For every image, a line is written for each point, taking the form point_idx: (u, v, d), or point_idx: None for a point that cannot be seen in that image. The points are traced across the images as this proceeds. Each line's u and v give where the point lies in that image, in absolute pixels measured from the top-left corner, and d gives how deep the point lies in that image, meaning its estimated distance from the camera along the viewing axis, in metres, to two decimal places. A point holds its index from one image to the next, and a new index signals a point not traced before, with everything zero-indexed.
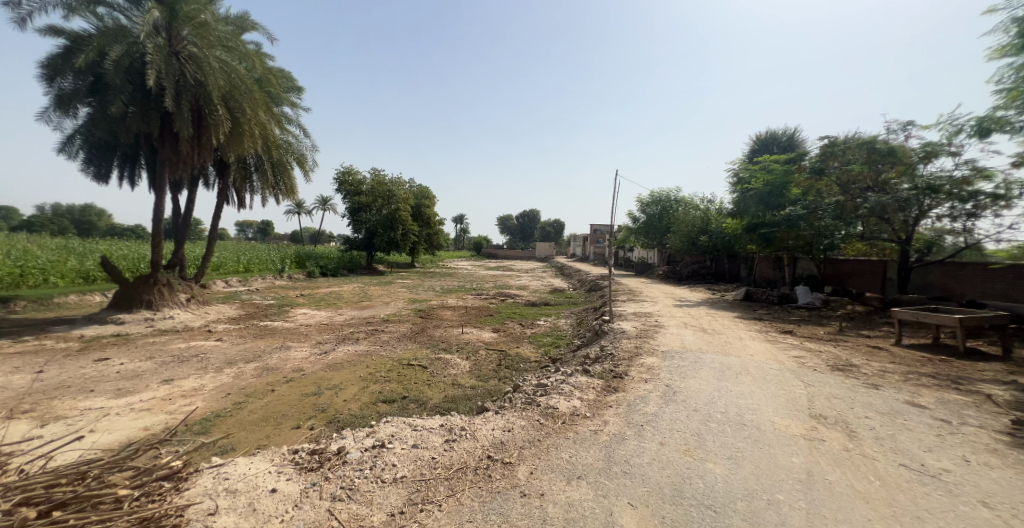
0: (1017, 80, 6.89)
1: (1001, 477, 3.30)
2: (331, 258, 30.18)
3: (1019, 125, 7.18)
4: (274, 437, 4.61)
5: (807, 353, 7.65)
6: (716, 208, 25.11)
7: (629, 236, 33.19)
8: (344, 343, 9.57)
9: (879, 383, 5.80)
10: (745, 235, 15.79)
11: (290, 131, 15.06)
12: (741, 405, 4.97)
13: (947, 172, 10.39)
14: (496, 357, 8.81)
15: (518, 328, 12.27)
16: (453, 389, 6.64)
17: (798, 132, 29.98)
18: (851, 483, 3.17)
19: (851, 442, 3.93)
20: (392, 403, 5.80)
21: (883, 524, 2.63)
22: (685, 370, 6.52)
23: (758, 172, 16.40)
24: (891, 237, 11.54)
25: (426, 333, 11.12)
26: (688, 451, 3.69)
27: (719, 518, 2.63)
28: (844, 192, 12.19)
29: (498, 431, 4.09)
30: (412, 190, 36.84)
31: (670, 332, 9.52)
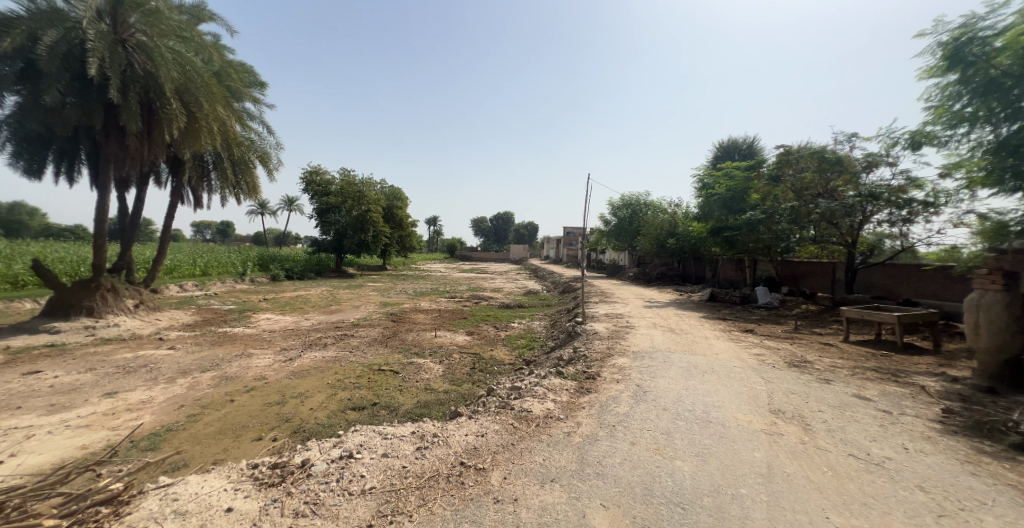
0: (942, 98, 7.55)
1: (934, 462, 3.58)
2: (298, 260, 29.06)
3: (945, 139, 7.86)
4: (232, 451, 4.37)
5: (766, 350, 8.06)
6: (683, 211, 26.05)
7: (601, 239, 33.90)
8: (311, 349, 9.21)
9: (830, 378, 6.18)
10: (710, 238, 16.45)
11: (253, 128, 14.40)
12: (707, 402, 5.15)
13: (886, 181, 11.26)
14: (470, 361, 8.72)
15: (492, 331, 12.21)
16: (426, 394, 6.53)
17: (757, 140, 31.66)
18: (806, 475, 3.34)
19: (807, 435, 4.15)
20: (362, 411, 5.63)
21: (835, 512, 2.79)
22: (654, 369, 6.70)
23: (721, 178, 17.23)
24: (840, 241, 12.39)
25: (398, 337, 10.89)
26: (658, 450, 3.78)
27: (687, 515, 2.71)
28: (798, 198, 12.90)
29: (472, 437, 4.04)
30: (383, 191, 36.05)
31: (641, 333, 9.77)
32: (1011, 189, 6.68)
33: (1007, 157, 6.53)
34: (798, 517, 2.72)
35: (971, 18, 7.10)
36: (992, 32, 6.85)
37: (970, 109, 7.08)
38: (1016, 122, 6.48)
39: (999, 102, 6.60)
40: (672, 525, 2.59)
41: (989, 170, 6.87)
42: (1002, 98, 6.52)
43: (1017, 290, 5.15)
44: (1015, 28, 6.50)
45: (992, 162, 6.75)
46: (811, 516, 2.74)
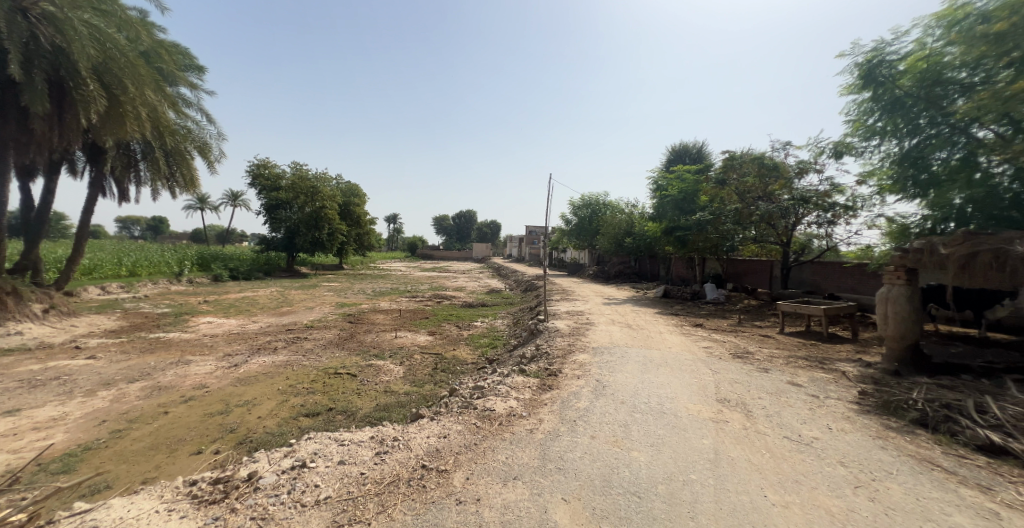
0: (858, 113, 8.42)
1: (852, 440, 4.00)
2: (244, 260, 27.18)
3: (861, 150, 8.78)
4: (166, 468, 4.01)
5: (713, 343, 8.61)
6: (639, 211, 27.14)
7: (563, 238, 34.62)
8: (259, 354, 8.65)
9: (768, 367, 6.72)
10: (663, 237, 17.26)
11: (189, 116, 13.31)
12: (661, 394, 5.42)
13: (815, 186, 12.38)
14: (431, 361, 8.58)
15: (454, 330, 12.08)
16: (386, 396, 6.37)
17: (706, 145, 33.66)
18: (749, 458, 3.60)
19: (749, 421, 4.48)
20: (316, 417, 5.38)
21: (773, 491, 3.04)
22: (613, 364, 6.94)
23: (673, 180, 18.15)
24: (777, 241, 13.48)
25: (356, 338, 10.50)
26: (616, 442, 3.94)
27: (643, 503, 2.83)
28: (741, 200, 13.84)
29: (433, 439, 3.97)
30: (339, 187, 34.58)
31: (600, 329, 10.09)
32: (912, 196, 7.71)
33: (909, 167, 7.54)
34: (740, 497, 2.93)
35: (880, 43, 7.96)
36: (897, 56, 7.71)
37: (880, 123, 7.95)
38: (916, 138, 7.45)
39: (903, 119, 7.46)
40: (629, 513, 2.71)
41: (895, 179, 7.85)
42: (906, 116, 7.40)
43: (915, 284, 5.88)
44: (915, 54, 7.38)
45: (898, 171, 7.73)
46: (752, 496, 2.96)
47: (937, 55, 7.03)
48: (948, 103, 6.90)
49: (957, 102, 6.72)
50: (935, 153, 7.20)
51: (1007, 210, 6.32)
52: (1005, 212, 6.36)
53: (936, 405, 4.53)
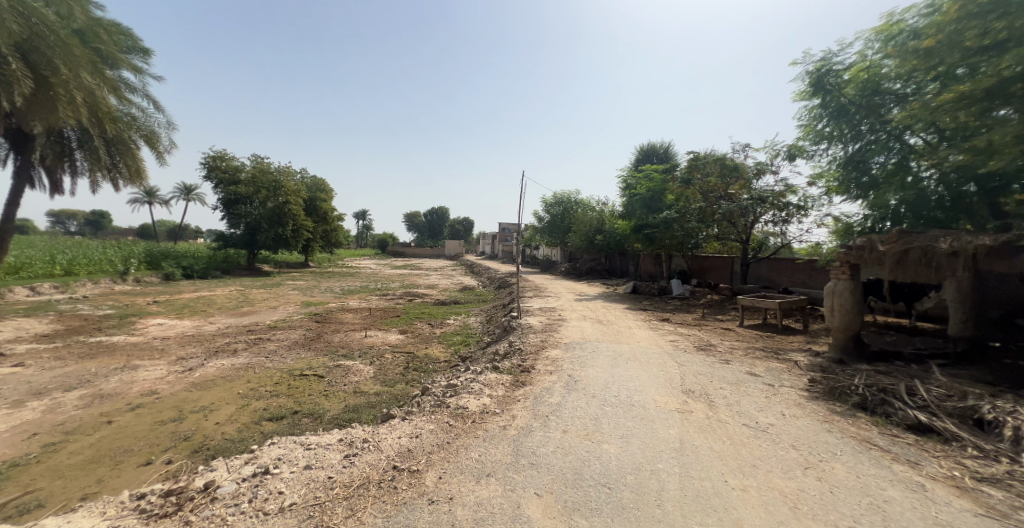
0: (808, 118, 8.97)
1: (803, 424, 4.29)
2: (199, 257, 25.63)
3: (811, 153, 9.37)
4: (109, 482, 3.74)
5: (679, 337, 8.95)
6: (609, 209, 27.73)
7: (535, 235, 34.85)
8: (217, 357, 8.22)
9: (729, 358, 7.07)
10: (632, 235, 17.75)
11: (134, 102, 12.34)
12: (630, 388, 5.59)
13: (771, 187, 13.10)
14: (403, 361, 8.43)
15: (426, 328, 11.93)
16: (355, 397, 6.22)
17: (672, 145, 34.71)
18: (711, 446, 3.78)
19: (711, 411, 4.71)
20: (280, 421, 5.18)
21: (733, 475, 3.21)
22: (585, 359, 7.09)
23: (641, 179, 18.66)
24: (737, 238, 14.17)
25: (324, 338, 10.17)
26: (587, 435, 4.04)
27: (612, 493, 2.93)
28: (705, 199, 14.43)
29: (405, 439, 3.92)
30: (304, 182, 33.24)
31: (571, 325, 10.26)
32: (854, 197, 8.33)
33: (852, 171, 8.14)
34: (703, 484, 3.07)
35: (827, 54, 8.50)
36: (841, 66, 8.25)
37: (827, 129, 8.51)
38: (858, 143, 8.04)
39: (847, 126, 8.02)
40: (599, 503, 2.79)
41: (840, 181, 8.45)
42: (849, 122, 7.96)
43: (857, 279, 6.35)
44: (857, 65, 7.94)
45: (843, 174, 8.32)
46: (713, 481, 3.12)
47: (876, 67, 7.59)
48: (885, 111, 7.48)
49: (893, 111, 7.29)
50: (874, 158, 7.80)
51: (933, 210, 6.95)
52: (932, 212, 7.00)
53: (874, 389, 4.92)
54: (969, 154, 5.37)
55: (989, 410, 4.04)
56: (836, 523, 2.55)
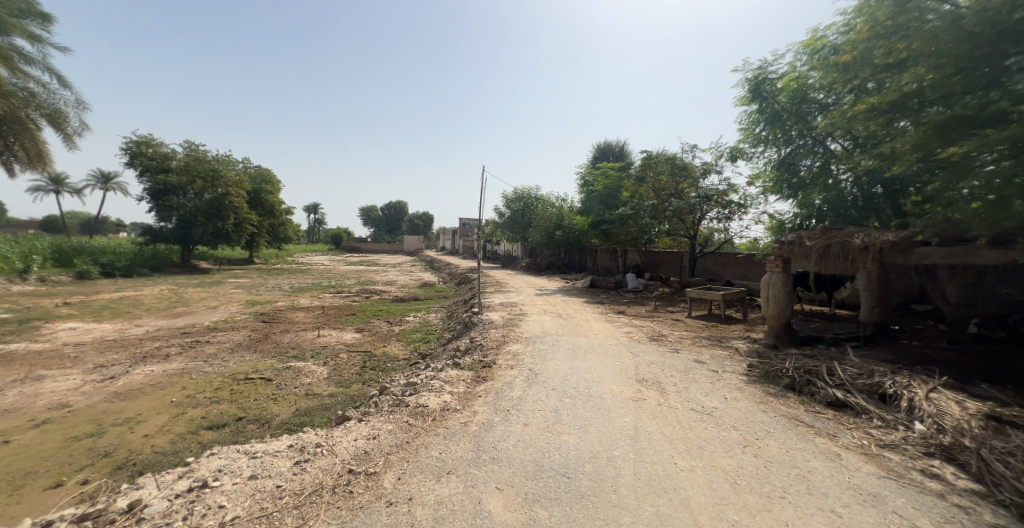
0: (747, 123, 9.65)
1: (742, 406, 4.66)
2: (122, 253, 23.11)
3: (750, 155, 10.09)
4: (9, 509, 3.30)
5: (634, 328, 9.37)
6: (568, 205, 28.27)
7: (496, 230, 34.84)
8: (146, 363, 7.49)
9: (679, 348, 7.50)
10: (590, 230, 18.21)
11: (32, 75, 10.83)
12: (588, 379, 5.77)
13: (716, 186, 13.98)
14: (359, 360, 8.14)
15: (384, 326, 11.59)
16: (308, 400, 5.94)
17: (627, 144, 35.89)
18: (663, 431, 3.99)
19: (663, 398, 4.98)
20: (222, 429, 4.84)
21: (682, 457, 3.42)
22: (545, 353, 7.23)
23: (599, 176, 19.18)
24: (686, 234, 15.02)
25: (271, 339, 9.58)
26: (547, 427, 4.13)
27: (571, 483, 3.02)
28: (657, 197, 15.10)
29: (361, 442, 3.79)
30: (247, 172, 30.91)
31: (531, 319, 10.40)
32: (786, 196, 9.11)
33: (784, 173, 8.88)
34: (654, 467, 3.25)
35: (763, 64, 9.17)
36: (775, 75, 8.94)
37: (762, 133, 9.21)
38: (789, 147, 8.78)
39: (780, 131, 8.73)
40: (558, 493, 2.87)
41: (774, 181, 9.20)
42: (781, 127, 8.66)
43: (789, 272, 6.95)
44: (788, 75, 8.64)
45: (776, 175, 9.05)
46: (664, 464, 3.31)
47: (803, 78, 8.29)
48: (810, 119, 8.22)
49: (817, 119, 8.02)
50: (801, 161, 8.55)
51: (850, 209, 7.76)
52: (849, 211, 7.81)
53: (802, 371, 5.43)
54: (877, 160, 6.02)
55: (893, 385, 4.58)
56: (770, 494, 2.79)
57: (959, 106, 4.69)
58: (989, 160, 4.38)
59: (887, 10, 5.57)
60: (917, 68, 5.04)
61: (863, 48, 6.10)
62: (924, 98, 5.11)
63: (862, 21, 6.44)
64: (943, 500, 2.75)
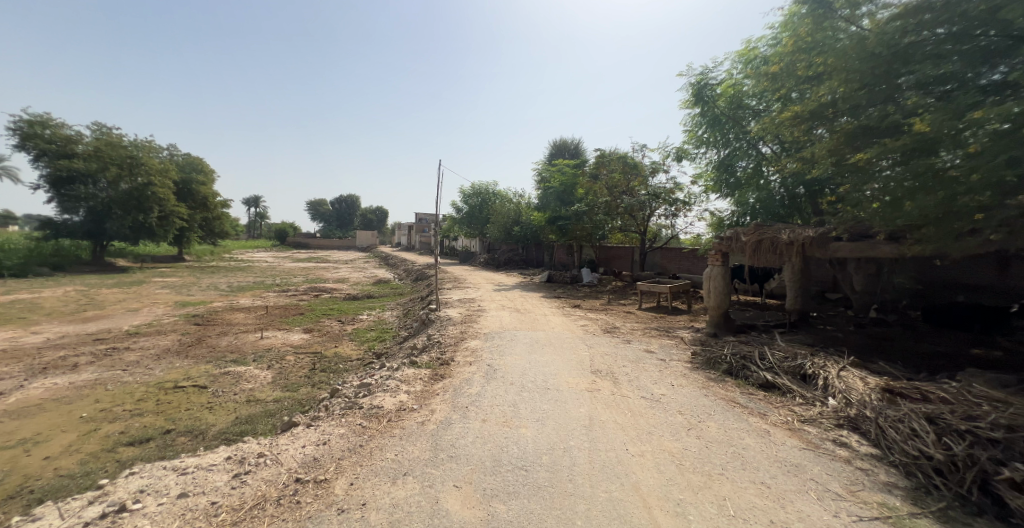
0: (691, 125, 10.24)
1: (687, 392, 4.96)
2: (17, 250, 20.12)
3: (693, 156, 10.72)
4: None
5: (589, 321, 9.67)
6: (526, 201, 28.51)
7: (454, 225, 34.39)
8: (49, 375, 6.59)
9: (630, 338, 7.85)
10: (547, 226, 18.48)
11: None
12: (545, 372, 5.87)
13: (664, 184, 14.74)
14: (308, 362, 7.70)
15: (335, 325, 11.07)
16: (251, 407, 5.55)
17: (582, 142, 36.87)
18: (616, 419, 4.16)
19: (616, 388, 5.18)
20: (147, 444, 4.38)
21: (633, 443, 3.58)
22: (504, 348, 7.26)
23: (555, 173, 19.50)
24: (637, 230, 15.71)
25: (205, 343, 8.80)
26: (506, 422, 4.15)
27: (529, 475, 3.06)
28: (611, 194, 15.64)
29: (310, 448, 3.59)
30: (174, 160, 28.03)
31: (490, 315, 10.40)
32: (725, 195, 9.79)
33: (723, 173, 9.54)
34: (608, 455, 3.37)
35: (704, 70, 9.76)
36: (715, 81, 9.56)
37: (704, 136, 9.82)
38: (727, 149, 9.44)
39: (719, 134, 9.36)
40: (516, 487, 2.89)
41: (715, 180, 9.85)
42: (721, 131, 9.30)
43: (727, 265, 7.50)
44: (726, 82, 9.27)
45: (716, 176, 9.70)
46: (617, 451, 3.45)
47: (738, 85, 8.94)
48: (745, 123, 8.89)
49: (751, 124, 8.70)
50: (738, 162, 9.23)
51: (778, 208, 8.51)
52: (777, 209, 8.56)
53: (739, 357, 5.88)
54: (800, 163, 6.63)
55: (812, 366, 5.10)
56: (710, 472, 3.01)
57: (865, 117, 5.27)
58: (887, 166, 4.98)
59: (807, 27, 6.24)
60: (831, 81, 5.56)
61: (789, 60, 6.67)
62: (837, 109, 5.69)
63: (788, 35, 7.04)
64: (849, 465, 3.12)
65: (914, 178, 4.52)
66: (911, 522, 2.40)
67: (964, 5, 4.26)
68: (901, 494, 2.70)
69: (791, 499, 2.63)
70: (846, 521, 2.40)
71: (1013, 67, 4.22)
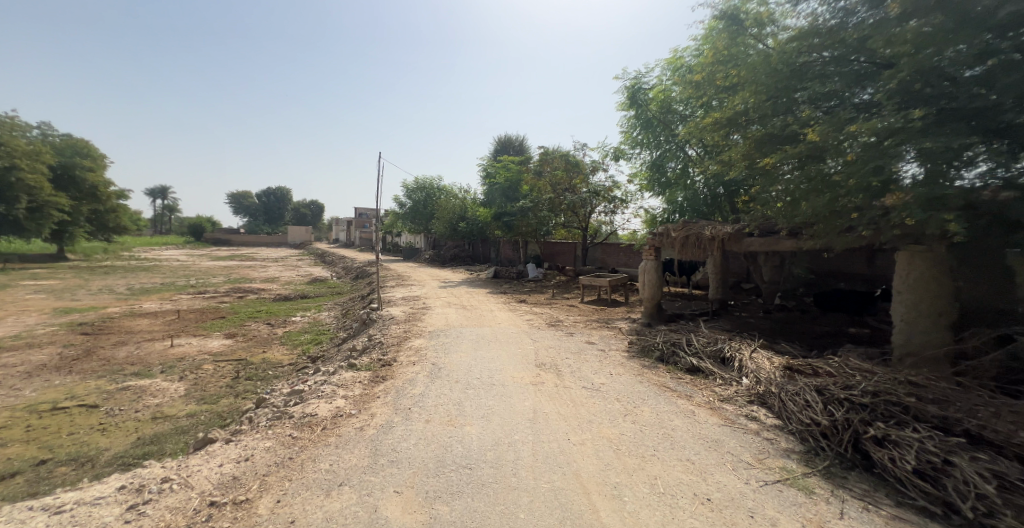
0: (627, 126, 10.76)
1: (624, 379, 5.23)
2: None
3: (630, 156, 11.31)
4: None
5: (534, 316, 9.84)
6: (471, 197, 28.28)
7: (397, 221, 33.16)
8: None
9: (573, 331, 8.11)
10: (493, 222, 18.45)
11: None
12: (491, 368, 5.85)
13: (603, 182, 15.42)
14: (229, 371, 6.95)
15: (264, 329, 10.17)
16: (158, 424, 4.89)
17: (526, 138, 37.41)
18: (558, 410, 4.26)
19: (559, 379, 5.31)
20: (12, 479, 3.65)
21: (575, 433, 3.69)
22: (449, 346, 7.14)
23: (500, 168, 19.54)
24: (579, 226, 16.27)
25: (97, 355, 7.60)
26: (450, 421, 4.07)
27: (473, 473, 3.02)
28: (554, 191, 16.03)
29: (229, 467, 3.24)
30: (48, 141, 23.75)
31: (436, 312, 10.18)
32: (657, 193, 10.44)
33: (655, 173, 10.16)
34: (551, 445, 3.45)
35: (638, 75, 10.31)
36: (647, 86, 10.13)
37: (638, 137, 10.38)
38: (659, 150, 10.07)
39: (652, 136, 9.95)
40: (459, 486, 2.84)
41: (648, 180, 10.46)
42: (653, 133, 9.90)
43: (659, 259, 8.03)
44: (657, 87, 9.87)
45: (650, 175, 10.30)
46: (559, 441, 3.53)
47: (667, 91, 9.57)
48: (674, 127, 9.56)
49: (679, 128, 9.38)
50: (668, 163, 9.89)
51: (702, 206, 9.28)
52: (702, 208, 9.33)
53: (670, 344, 6.31)
54: (720, 165, 7.26)
55: (730, 349, 5.63)
56: (644, 453, 3.20)
57: (770, 125, 5.91)
58: (787, 171, 5.62)
59: (724, 41, 6.88)
60: (744, 92, 6.18)
61: (709, 70, 7.24)
62: (749, 117, 6.32)
63: (708, 48, 7.65)
64: (759, 436, 3.48)
65: (808, 182, 5.15)
66: (805, 482, 2.73)
67: (843, 32, 4.93)
68: (798, 458, 3.08)
69: (711, 472, 2.87)
70: (754, 486, 2.67)
71: (878, 89, 4.92)
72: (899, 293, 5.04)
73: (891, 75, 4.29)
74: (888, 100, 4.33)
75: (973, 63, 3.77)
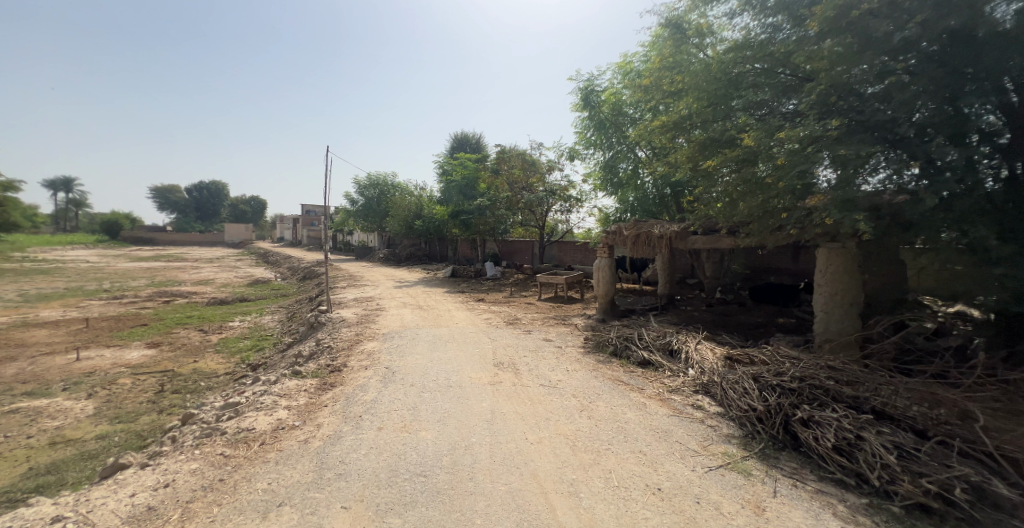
0: (581, 126, 10.96)
1: (579, 375, 5.30)
2: None
3: (584, 157, 11.55)
4: None
5: (492, 314, 9.77)
6: (427, 195, 27.62)
7: (348, 219, 31.62)
8: None
9: (530, 329, 8.13)
10: (450, 220, 18.12)
11: None
12: (447, 370, 5.69)
13: (559, 181, 15.65)
14: (152, 384, 6.21)
15: (195, 336, 9.24)
16: (57, 451, 4.22)
17: (483, 137, 37.14)
18: (516, 410, 4.21)
19: (516, 378, 5.28)
20: None
21: (533, 432, 3.65)
22: (403, 348, 6.88)
23: (457, 166, 19.20)
24: (536, 225, 16.39)
25: None
26: (404, 427, 3.89)
27: (427, 481, 2.89)
28: (511, 189, 16.02)
29: (144, 496, 2.84)
30: None
31: (390, 313, 9.78)
32: (610, 192, 10.75)
33: (608, 172, 10.45)
34: (507, 446, 3.39)
35: (591, 77, 10.54)
36: (599, 89, 10.38)
37: (592, 138, 10.60)
38: (611, 151, 10.36)
39: (605, 137, 10.22)
40: (413, 496, 2.70)
41: (602, 179, 10.75)
42: (605, 134, 10.17)
43: (613, 257, 8.25)
44: (609, 90, 10.15)
45: (603, 175, 10.59)
46: (516, 441, 3.48)
47: (619, 94, 9.89)
48: (625, 129, 9.91)
49: (629, 130, 9.72)
50: (620, 164, 10.20)
51: (651, 205, 9.69)
52: (651, 207, 9.74)
53: (624, 339, 6.49)
54: (667, 167, 7.60)
55: (678, 342, 5.90)
56: (599, 448, 3.23)
57: (711, 130, 6.27)
58: (726, 173, 5.98)
59: (669, 49, 7.21)
60: (687, 98, 6.49)
61: (655, 76, 7.58)
62: (692, 122, 6.65)
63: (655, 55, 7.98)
64: (704, 424, 3.65)
65: (745, 184, 5.51)
66: (745, 465, 2.88)
67: (771, 47, 5.32)
68: (738, 442, 3.26)
69: (662, 462, 2.95)
70: (700, 473, 2.78)
71: (801, 100, 5.38)
72: (819, 286, 5.50)
73: (812, 88, 4.66)
74: (811, 111, 4.72)
75: (875, 80, 4.19)
